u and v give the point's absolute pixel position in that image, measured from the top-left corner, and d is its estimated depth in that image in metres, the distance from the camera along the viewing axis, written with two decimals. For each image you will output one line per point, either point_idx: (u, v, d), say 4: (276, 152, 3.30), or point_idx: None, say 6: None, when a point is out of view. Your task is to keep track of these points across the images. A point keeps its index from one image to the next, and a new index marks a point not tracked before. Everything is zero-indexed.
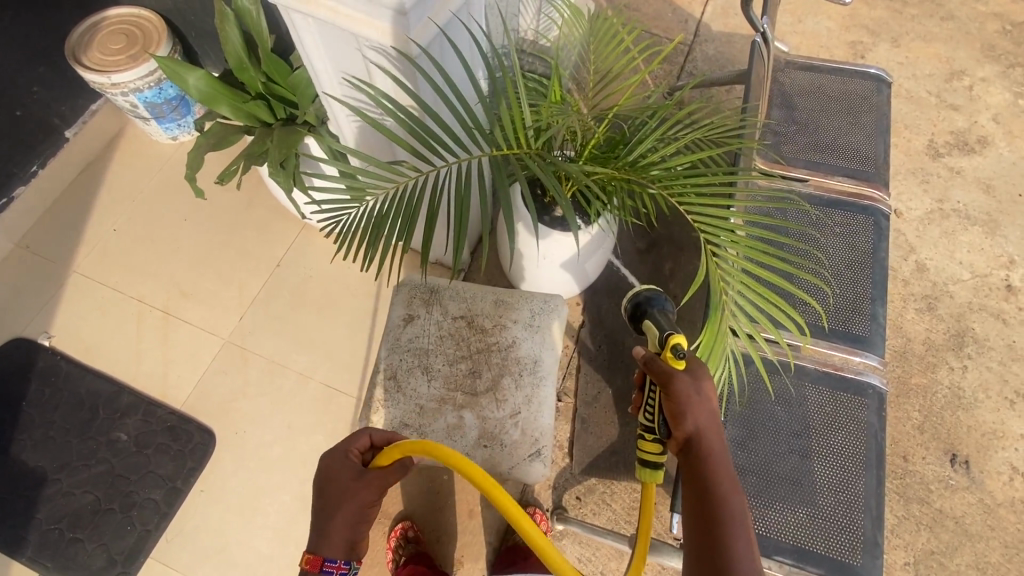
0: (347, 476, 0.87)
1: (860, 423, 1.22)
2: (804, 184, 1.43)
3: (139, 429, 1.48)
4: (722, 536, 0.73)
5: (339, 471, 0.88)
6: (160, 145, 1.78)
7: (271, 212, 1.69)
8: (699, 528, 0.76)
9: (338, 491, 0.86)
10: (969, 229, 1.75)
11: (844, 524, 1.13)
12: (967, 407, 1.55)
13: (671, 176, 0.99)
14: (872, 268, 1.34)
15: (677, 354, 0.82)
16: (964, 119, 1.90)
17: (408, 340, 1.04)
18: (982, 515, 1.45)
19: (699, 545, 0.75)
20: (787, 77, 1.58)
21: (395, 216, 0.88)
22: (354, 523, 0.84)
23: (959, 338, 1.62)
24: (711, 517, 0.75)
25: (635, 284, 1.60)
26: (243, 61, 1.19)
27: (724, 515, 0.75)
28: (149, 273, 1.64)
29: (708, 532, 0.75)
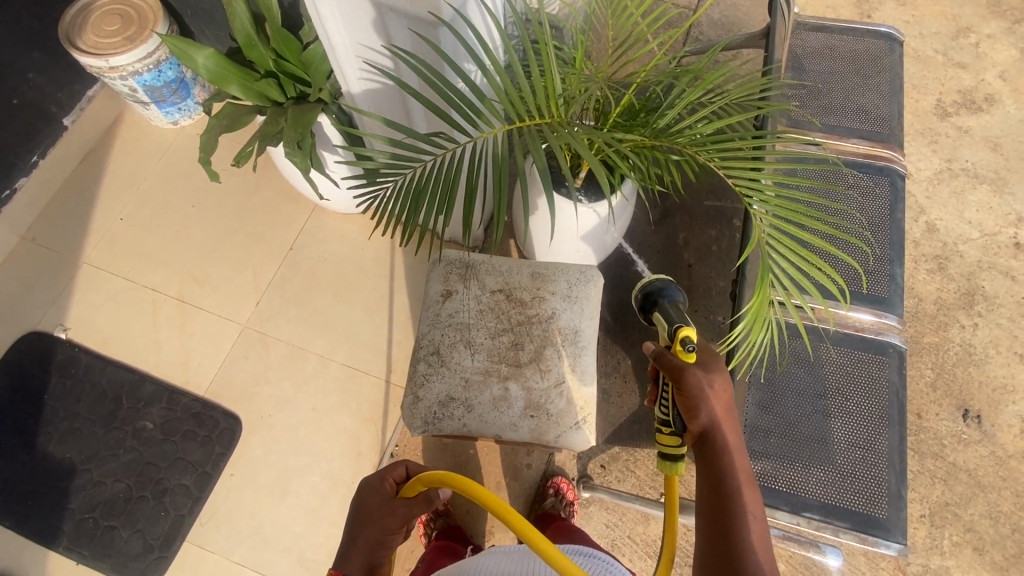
0: (377, 501, 0.93)
1: (881, 383, 1.25)
2: (823, 148, 1.41)
3: (164, 417, 1.48)
4: (737, 532, 0.72)
5: (373, 498, 0.94)
6: (161, 130, 1.74)
7: (279, 195, 1.67)
8: (713, 524, 0.74)
9: (368, 512, 0.92)
10: (977, 188, 1.76)
11: (868, 479, 1.17)
12: (978, 363, 1.58)
13: (702, 142, 0.98)
14: (890, 229, 1.35)
15: (686, 348, 0.78)
16: (971, 77, 1.89)
17: (448, 315, 1.04)
18: (994, 467, 1.49)
19: (713, 541, 0.73)
20: (799, 39, 1.56)
21: (433, 190, 0.88)
22: (375, 546, 0.89)
23: (969, 297, 1.64)
24: (726, 513, 0.73)
25: (650, 255, 1.60)
26: (251, 38, 1.15)
27: (739, 513, 0.73)
28: (160, 261, 1.62)
29: (722, 527, 0.73)
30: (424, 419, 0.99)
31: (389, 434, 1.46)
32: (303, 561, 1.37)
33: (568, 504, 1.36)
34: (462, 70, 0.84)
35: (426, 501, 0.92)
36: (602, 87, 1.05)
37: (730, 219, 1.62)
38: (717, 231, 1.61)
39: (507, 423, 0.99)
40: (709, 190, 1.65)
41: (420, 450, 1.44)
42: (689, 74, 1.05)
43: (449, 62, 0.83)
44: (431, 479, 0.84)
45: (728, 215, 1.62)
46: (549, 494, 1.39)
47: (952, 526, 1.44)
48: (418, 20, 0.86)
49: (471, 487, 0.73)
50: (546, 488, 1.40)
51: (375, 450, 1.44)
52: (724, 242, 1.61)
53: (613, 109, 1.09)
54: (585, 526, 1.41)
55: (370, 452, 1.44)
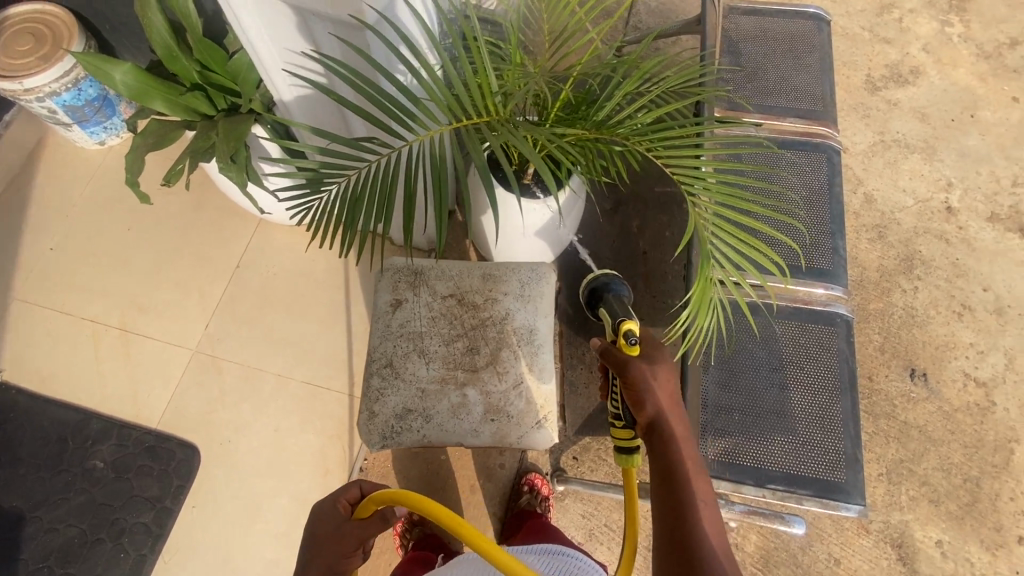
0: (330, 526, 0.89)
1: (832, 351, 1.29)
2: (761, 128, 1.45)
3: (115, 454, 1.41)
4: (688, 517, 0.72)
5: (325, 524, 0.90)
6: (87, 152, 1.65)
7: (222, 212, 1.60)
8: (667, 513, 0.74)
9: (321, 538, 0.89)
10: (909, 157, 1.85)
11: (826, 446, 1.21)
12: (920, 324, 1.66)
13: (641, 132, 0.98)
14: (830, 204, 1.40)
15: (630, 341, 0.85)
16: (896, 52, 1.97)
17: (399, 324, 1.02)
18: (943, 421, 1.57)
19: (668, 528, 0.73)
20: (732, 23, 1.59)
21: (371, 198, 0.85)
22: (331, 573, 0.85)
23: (909, 262, 1.73)
24: (678, 502, 0.74)
25: (607, 244, 1.61)
26: (173, 50, 1.10)
27: (691, 500, 0.74)
28: (97, 290, 1.53)
29: (675, 513, 0.73)
30: (382, 434, 0.97)
31: (357, 447, 1.42)
32: None
33: (544, 500, 1.36)
34: (390, 72, 0.81)
35: (380, 521, 0.88)
36: (540, 82, 1.04)
37: (681, 204, 1.65)
38: (670, 217, 1.64)
39: (468, 429, 0.98)
40: (657, 177, 1.68)
41: (390, 462, 1.41)
42: (626, 65, 1.05)
43: (376, 65, 0.81)
44: (383, 498, 0.82)
45: (678, 200, 1.65)
46: (523, 491, 1.38)
47: (909, 481, 1.52)
48: (342, 23, 0.84)
49: (420, 502, 0.73)
50: (521, 485, 1.40)
51: (344, 465, 1.41)
52: (677, 227, 1.63)
53: (554, 103, 1.09)
54: (562, 519, 1.41)
55: (338, 468, 1.40)
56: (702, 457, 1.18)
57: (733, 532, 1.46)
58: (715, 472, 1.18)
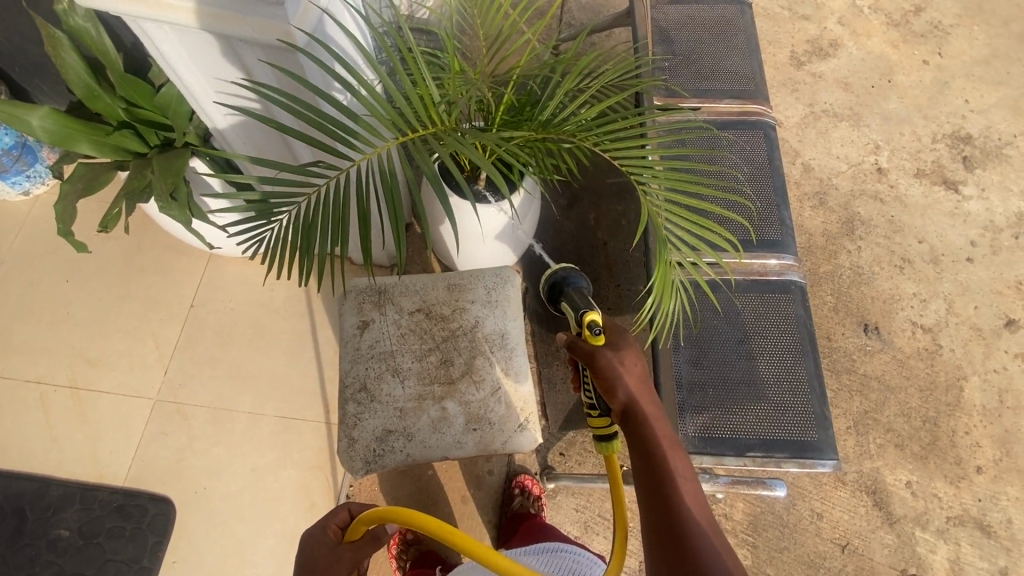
0: (321, 552, 0.87)
1: (790, 317, 1.35)
2: (699, 112, 1.50)
3: (81, 519, 1.33)
4: (670, 495, 0.74)
5: (317, 551, 0.88)
6: (12, 204, 1.54)
7: (167, 251, 1.53)
8: (650, 493, 0.76)
9: (312, 565, 0.86)
10: (839, 125, 1.95)
11: (795, 408, 1.26)
12: (868, 281, 1.76)
13: (587, 128, 1.00)
14: (771, 177, 1.46)
15: (594, 332, 0.85)
16: (815, 27, 2.08)
17: (368, 346, 1.01)
18: (898, 369, 1.67)
19: (651, 508, 0.75)
20: (661, 13, 1.64)
21: (323, 221, 0.83)
22: None
23: (850, 224, 1.82)
24: (658, 482, 0.76)
25: (567, 239, 1.63)
26: (94, 89, 1.04)
27: (670, 479, 0.75)
28: (40, 349, 1.44)
29: (657, 492, 0.76)
30: (364, 459, 0.95)
31: (341, 475, 1.39)
32: None
33: (536, 499, 1.37)
34: (328, 93, 0.80)
35: (374, 538, 0.88)
36: (482, 88, 1.05)
37: (633, 192, 1.68)
38: (624, 207, 1.67)
39: (452, 442, 0.97)
40: (608, 168, 1.71)
41: (376, 484, 1.39)
42: (564, 63, 1.07)
43: (313, 88, 0.79)
44: (373, 516, 0.81)
45: (630, 188, 1.69)
46: (515, 495, 1.39)
47: (875, 431, 1.60)
48: (271, 47, 0.81)
49: (409, 515, 0.74)
50: (512, 489, 1.40)
51: (330, 495, 1.37)
52: (632, 215, 1.67)
53: (498, 107, 1.09)
54: (556, 516, 1.42)
55: (322, 499, 1.37)
56: (683, 435, 1.21)
57: (721, 503, 1.50)
58: (696, 447, 1.21)
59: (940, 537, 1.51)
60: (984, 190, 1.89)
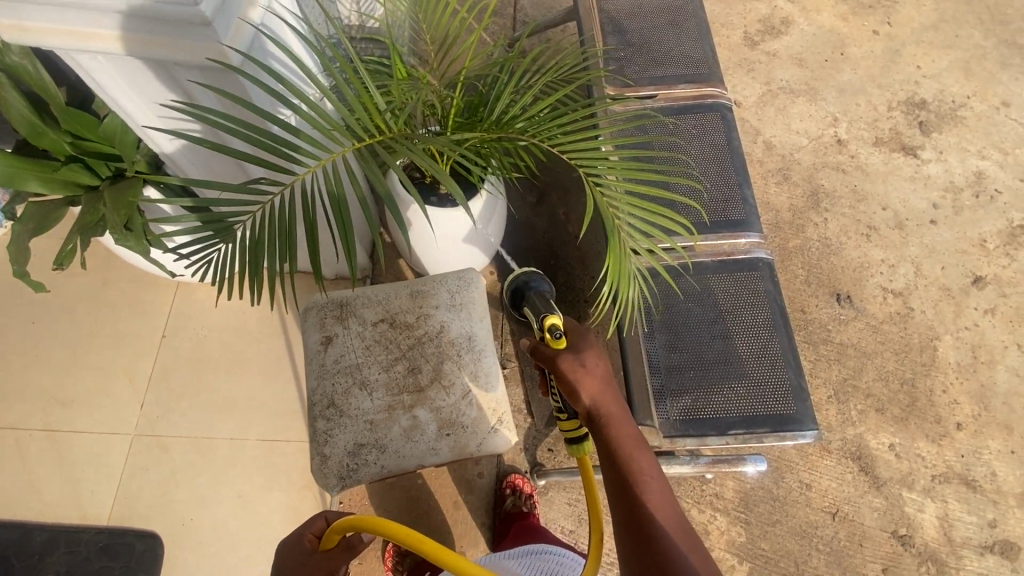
0: (295, 559, 0.86)
1: (760, 294, 1.36)
2: (656, 99, 1.51)
3: (67, 563, 1.30)
4: (636, 496, 0.75)
5: (290, 560, 0.87)
6: None
7: (134, 283, 1.51)
8: (618, 495, 0.77)
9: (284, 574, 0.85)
10: (796, 101, 1.98)
11: (773, 383, 1.28)
12: (837, 252, 1.79)
13: (537, 124, 1.00)
14: (731, 158, 1.48)
15: (555, 335, 0.86)
16: (765, 6, 2.11)
17: (334, 361, 1.00)
18: (873, 335, 1.70)
19: (620, 510, 0.76)
20: (611, 4, 1.65)
21: (271, 239, 0.82)
22: None
23: (815, 197, 1.85)
24: (624, 484, 0.77)
25: (538, 236, 1.63)
26: (37, 125, 1.02)
27: (636, 480, 0.76)
28: (11, 394, 1.41)
29: (624, 493, 0.76)
30: (338, 475, 0.94)
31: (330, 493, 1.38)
32: None
33: (528, 498, 1.38)
34: (267, 110, 0.79)
35: (348, 547, 0.86)
36: (431, 92, 1.05)
37: None
38: None
39: (426, 449, 0.97)
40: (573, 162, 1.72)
41: (366, 498, 1.39)
42: (510, 61, 1.07)
43: (251, 106, 0.78)
44: (347, 524, 0.81)
45: None
46: (507, 495, 1.39)
47: (855, 397, 1.63)
48: (206, 68, 0.80)
49: (377, 523, 0.74)
50: (503, 489, 1.41)
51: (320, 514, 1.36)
52: None
53: (449, 110, 1.09)
54: (549, 512, 1.42)
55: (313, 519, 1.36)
56: (665, 420, 1.22)
57: (711, 483, 1.52)
58: (679, 430, 1.23)
59: (926, 495, 1.54)
60: (941, 152, 1.93)
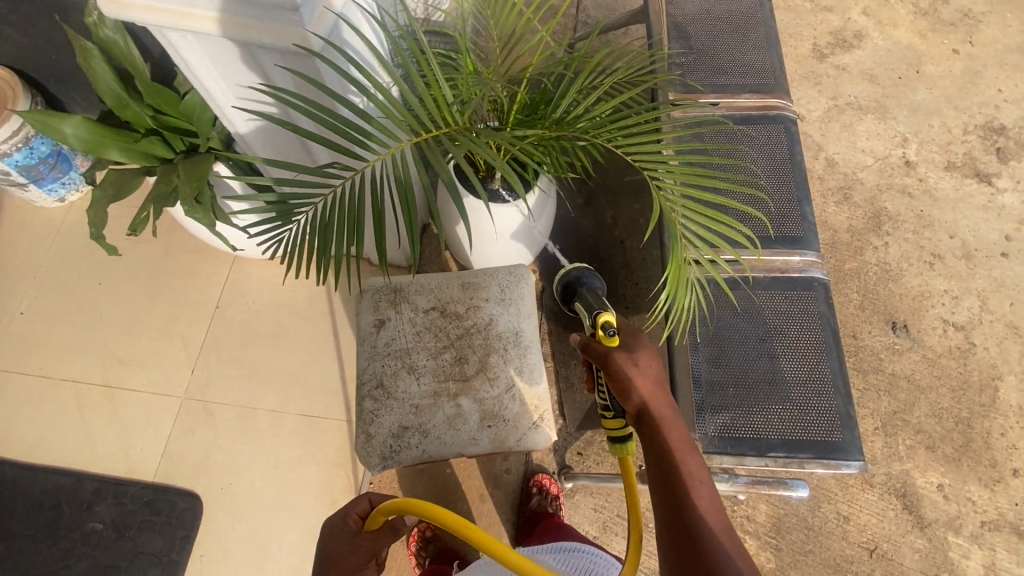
0: (342, 541, 0.89)
1: (813, 315, 1.31)
2: (718, 107, 1.48)
3: (114, 513, 1.37)
4: (684, 500, 0.74)
5: (337, 539, 0.90)
6: (48, 211, 1.61)
7: (194, 254, 1.58)
8: (664, 496, 0.75)
9: (333, 554, 0.89)
10: (864, 118, 1.90)
11: (819, 408, 1.23)
12: (895, 278, 1.71)
13: (600, 125, 1.00)
14: (793, 173, 1.43)
15: (609, 333, 0.85)
16: (838, 18, 2.03)
17: (385, 343, 1.02)
18: (928, 368, 1.61)
19: (665, 513, 0.74)
20: (677, 9, 1.62)
21: (339, 222, 0.85)
22: None
23: (876, 219, 1.77)
24: (672, 487, 0.75)
25: (584, 238, 1.62)
26: (123, 98, 1.09)
27: (685, 483, 0.75)
28: (75, 349, 1.50)
29: (672, 497, 0.75)
30: (381, 455, 0.96)
31: (361, 472, 1.41)
32: None
33: (554, 499, 1.37)
34: (342, 95, 0.82)
35: (392, 531, 0.90)
36: (495, 88, 1.05)
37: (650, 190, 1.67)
38: (641, 205, 1.66)
39: (467, 438, 0.98)
40: (625, 166, 1.70)
41: (395, 481, 1.41)
42: (577, 60, 1.07)
43: (329, 91, 0.81)
44: (391, 508, 0.82)
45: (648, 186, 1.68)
46: (533, 494, 1.39)
47: (904, 431, 1.55)
48: (288, 52, 0.83)
49: (428, 509, 0.73)
50: (530, 488, 1.40)
51: (350, 492, 1.40)
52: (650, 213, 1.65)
53: (511, 106, 1.10)
54: (574, 516, 1.42)
55: (343, 496, 1.39)
56: (703, 435, 1.19)
57: (743, 504, 1.48)
58: (717, 447, 1.19)
59: (974, 542, 1.46)
60: (1019, 182, 1.82)
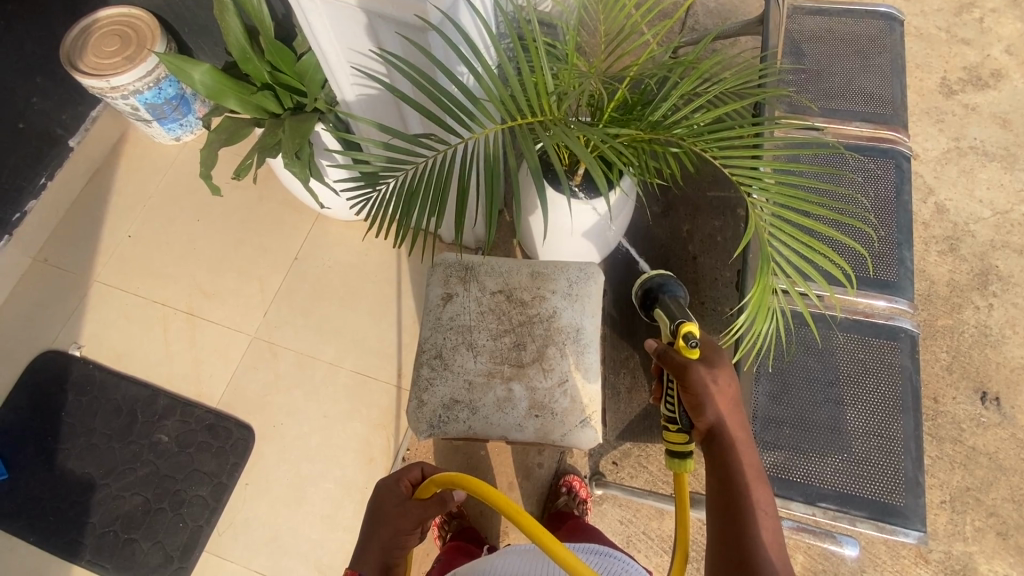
0: (393, 502, 0.97)
1: (894, 368, 1.22)
2: (824, 132, 1.39)
3: (178, 430, 1.50)
4: (746, 524, 0.76)
5: (389, 498, 0.98)
6: (164, 147, 1.76)
7: (283, 206, 1.69)
8: (726, 518, 0.77)
9: (383, 515, 0.96)
10: (987, 165, 1.73)
11: (883, 467, 1.15)
12: (994, 345, 1.55)
13: (698, 132, 0.97)
14: (896, 212, 1.33)
15: (690, 344, 0.84)
16: (976, 53, 1.85)
17: (449, 317, 1.05)
18: (1015, 449, 1.46)
19: (724, 534, 0.77)
20: (796, 23, 1.53)
21: (426, 192, 0.88)
22: (390, 547, 0.92)
23: (983, 277, 1.61)
24: (735, 509, 0.77)
25: (655, 248, 1.59)
26: (246, 51, 1.17)
27: (749, 509, 0.77)
28: (169, 276, 1.63)
29: (734, 520, 0.77)
30: (430, 422, 0.99)
31: (400, 438, 1.47)
32: (320, 566, 1.38)
33: (581, 502, 1.36)
34: (449, 71, 0.84)
35: (439, 502, 0.93)
36: (595, 82, 1.05)
37: (734, 209, 1.61)
38: (722, 223, 1.60)
39: (512, 424, 0.99)
40: (711, 180, 1.64)
41: (431, 452, 1.45)
42: (682, 65, 1.04)
43: (437, 65, 0.84)
44: (445, 481, 0.87)
45: (732, 205, 1.61)
46: (561, 493, 1.39)
47: (975, 511, 1.41)
48: (406, 23, 0.87)
49: (480, 487, 0.76)
50: (559, 487, 1.41)
51: (387, 454, 1.46)
52: (729, 233, 1.59)
53: (608, 103, 1.09)
54: (599, 523, 1.40)
55: (381, 457, 1.45)
56: None
57: None
58: None
59: None
60: None
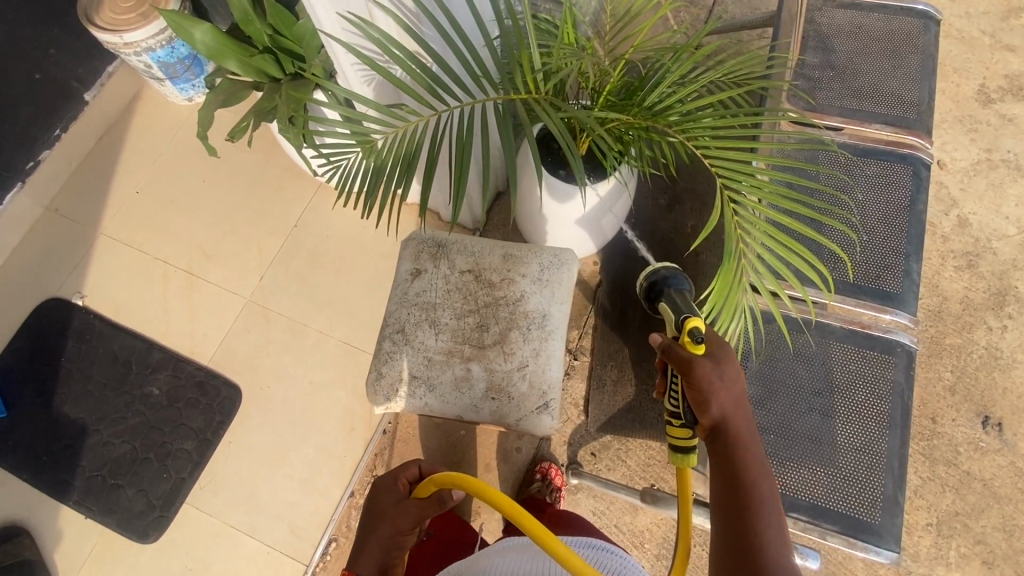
0: (391, 501, 1.08)
1: (886, 382, 1.18)
2: (839, 134, 1.34)
3: (169, 384, 1.54)
4: (753, 524, 0.74)
5: (387, 496, 1.10)
6: (176, 107, 1.78)
7: (287, 172, 1.69)
8: (732, 516, 0.76)
9: (382, 511, 1.08)
10: (1019, 180, 1.63)
11: (864, 483, 1.11)
12: (1003, 368, 1.48)
13: (695, 122, 0.93)
14: (908, 223, 1.27)
15: (696, 339, 0.81)
16: (1020, 61, 1.74)
17: (415, 293, 1.04)
18: (1014, 478, 1.40)
19: (729, 532, 0.75)
20: (825, 15, 1.46)
21: (396, 161, 0.87)
22: (389, 542, 1.04)
23: (1000, 297, 1.54)
24: (740, 506, 0.76)
25: (655, 241, 1.55)
26: (248, 14, 1.16)
27: (755, 506, 0.76)
28: (172, 234, 1.67)
29: (739, 518, 0.75)
30: (386, 395, 1.00)
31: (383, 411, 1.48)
32: (295, 528, 1.41)
33: (555, 490, 1.36)
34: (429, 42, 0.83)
35: (438, 502, 1.07)
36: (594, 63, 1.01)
37: None
38: None
39: (468, 404, 1.00)
40: None
41: (413, 427, 1.46)
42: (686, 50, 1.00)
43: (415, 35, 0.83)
44: (443, 480, 0.92)
45: None
46: (536, 479, 1.39)
47: (961, 537, 1.37)
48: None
49: (479, 487, 0.79)
50: (534, 473, 1.41)
51: (367, 425, 1.47)
52: None
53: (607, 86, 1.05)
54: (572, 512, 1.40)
55: (362, 427, 1.47)
56: None
57: None
58: None
59: None
60: None
